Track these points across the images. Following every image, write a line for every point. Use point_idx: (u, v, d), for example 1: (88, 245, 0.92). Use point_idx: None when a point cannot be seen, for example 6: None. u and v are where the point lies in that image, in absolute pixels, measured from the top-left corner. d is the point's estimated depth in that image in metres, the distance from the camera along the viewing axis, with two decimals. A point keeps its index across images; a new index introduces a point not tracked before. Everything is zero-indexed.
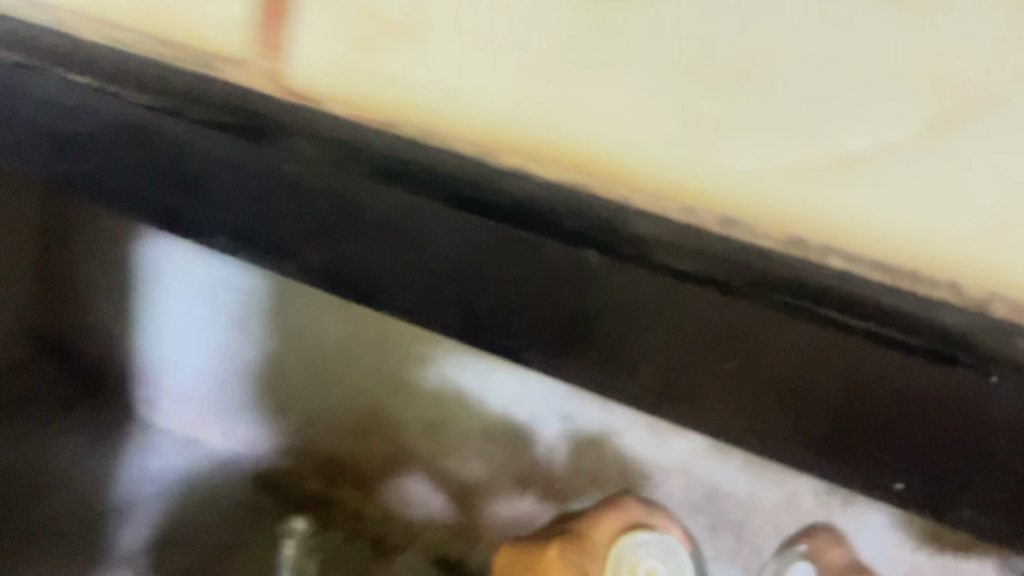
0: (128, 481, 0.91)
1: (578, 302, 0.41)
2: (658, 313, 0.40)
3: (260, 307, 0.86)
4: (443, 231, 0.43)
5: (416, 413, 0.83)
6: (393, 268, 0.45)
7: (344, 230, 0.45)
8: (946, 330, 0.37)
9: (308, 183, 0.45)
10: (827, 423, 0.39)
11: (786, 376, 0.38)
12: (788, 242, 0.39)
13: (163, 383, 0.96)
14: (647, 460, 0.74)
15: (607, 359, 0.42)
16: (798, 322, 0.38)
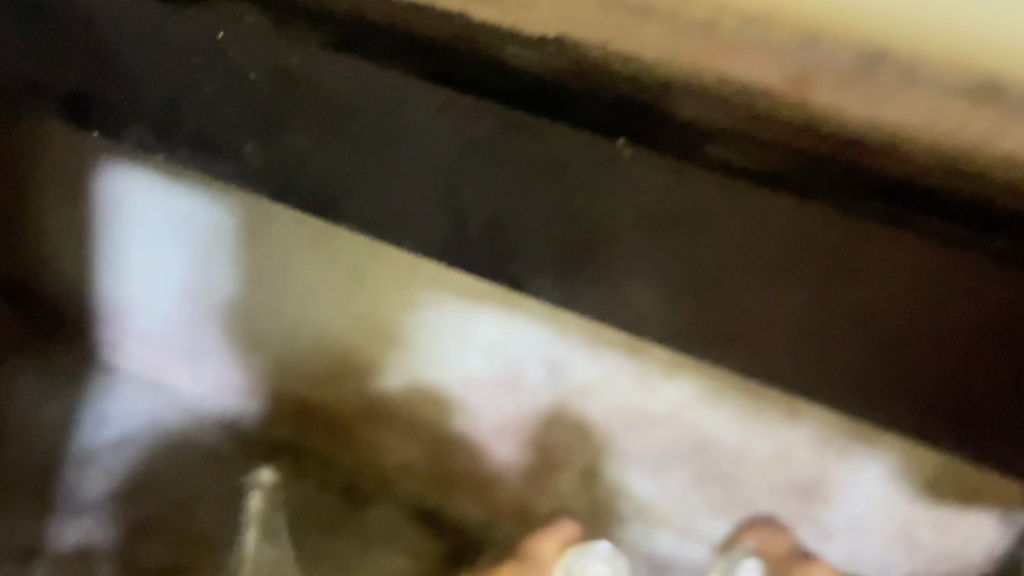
0: (87, 428, 0.86)
1: (613, 209, 0.38)
2: (697, 215, 0.37)
3: (228, 247, 0.81)
4: (479, 136, 0.39)
5: (392, 358, 0.79)
6: (393, 180, 0.42)
7: (321, 124, 0.42)
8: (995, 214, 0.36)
9: (273, 74, 0.42)
10: (883, 341, 0.36)
11: (830, 283, 0.36)
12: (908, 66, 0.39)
13: (130, 324, 0.91)
14: (635, 408, 0.71)
15: (644, 270, 0.39)
16: (850, 225, 0.35)
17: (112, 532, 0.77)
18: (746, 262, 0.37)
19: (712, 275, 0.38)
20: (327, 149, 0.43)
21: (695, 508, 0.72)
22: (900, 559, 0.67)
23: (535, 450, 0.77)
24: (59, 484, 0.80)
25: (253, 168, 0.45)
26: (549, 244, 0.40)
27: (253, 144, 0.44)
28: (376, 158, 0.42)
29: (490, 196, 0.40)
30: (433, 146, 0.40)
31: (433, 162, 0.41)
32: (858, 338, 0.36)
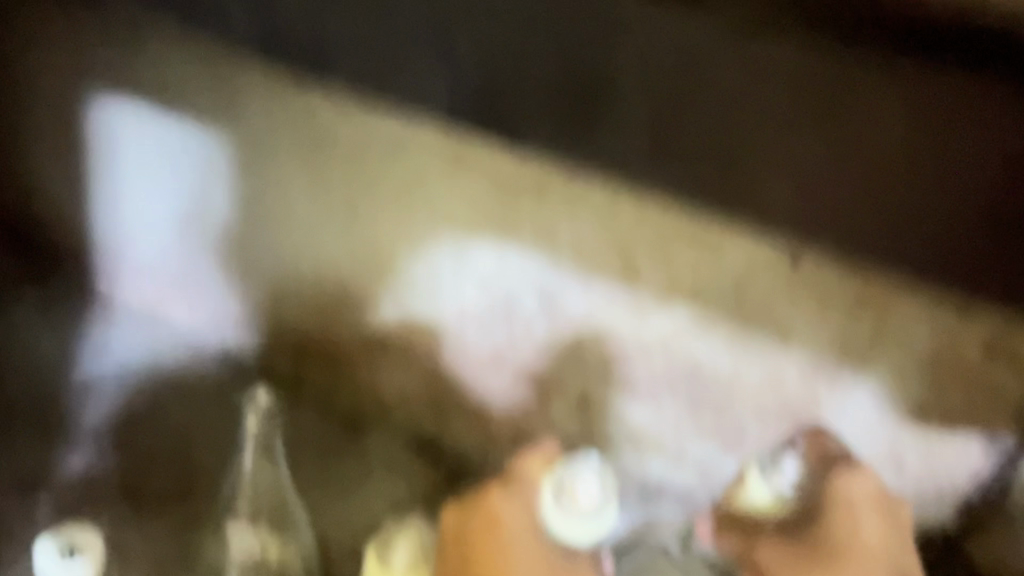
0: (87, 360, 0.86)
1: (603, 53, 0.34)
2: (682, 56, 0.33)
3: (223, 180, 0.80)
4: None
5: (387, 290, 0.79)
6: (402, 25, 0.37)
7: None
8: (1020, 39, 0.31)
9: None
10: (891, 195, 0.32)
11: (832, 128, 0.32)
12: None
13: (123, 258, 0.91)
14: (628, 337, 0.71)
15: (646, 136, 0.35)
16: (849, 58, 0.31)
17: (113, 459, 0.78)
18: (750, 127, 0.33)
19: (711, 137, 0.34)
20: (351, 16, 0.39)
21: (687, 433, 0.73)
22: (888, 483, 0.68)
23: (529, 380, 0.77)
24: (58, 413, 0.81)
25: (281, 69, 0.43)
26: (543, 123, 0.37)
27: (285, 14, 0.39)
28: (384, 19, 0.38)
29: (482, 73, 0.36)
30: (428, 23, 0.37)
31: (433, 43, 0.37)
32: (864, 186, 0.32)
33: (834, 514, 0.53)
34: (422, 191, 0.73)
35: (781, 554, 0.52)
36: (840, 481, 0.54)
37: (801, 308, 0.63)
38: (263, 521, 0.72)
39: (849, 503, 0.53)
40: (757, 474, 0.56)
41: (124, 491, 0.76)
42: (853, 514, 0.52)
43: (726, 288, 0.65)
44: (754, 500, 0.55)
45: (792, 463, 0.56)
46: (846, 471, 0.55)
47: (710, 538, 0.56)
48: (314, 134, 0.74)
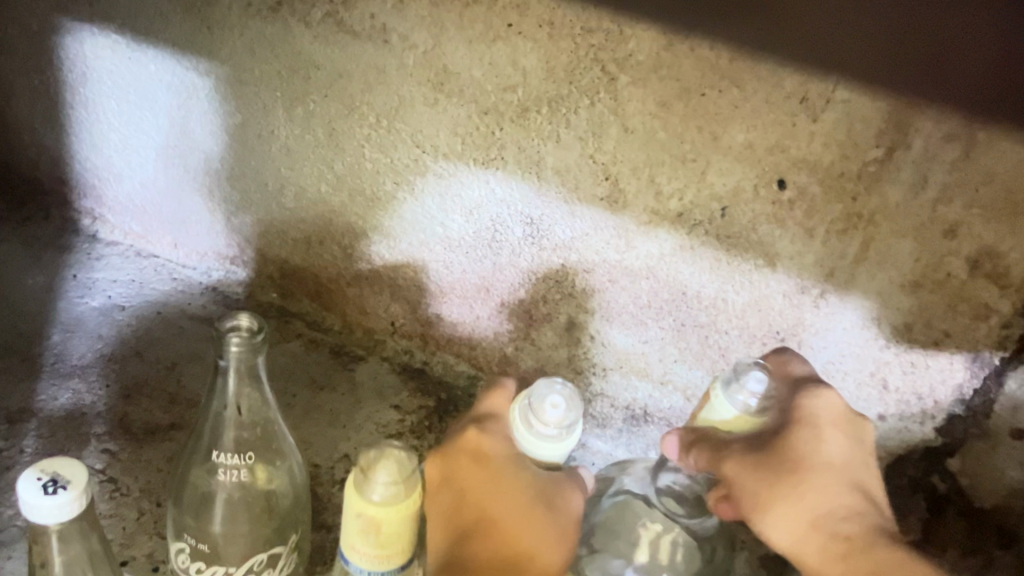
0: (74, 295, 0.87)
1: None
2: None
3: (202, 110, 0.79)
4: None
5: (372, 221, 0.79)
6: None
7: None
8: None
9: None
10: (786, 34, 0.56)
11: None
12: None
13: (103, 193, 0.89)
14: (613, 264, 0.71)
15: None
16: None
17: (106, 394, 0.78)
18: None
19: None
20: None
21: (671, 358, 0.74)
22: (872, 405, 0.69)
23: (516, 309, 0.77)
24: (48, 351, 0.81)
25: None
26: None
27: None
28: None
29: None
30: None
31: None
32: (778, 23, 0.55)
33: (798, 428, 0.54)
34: (404, 119, 0.71)
35: (750, 460, 0.52)
36: (804, 399, 0.56)
37: (787, 230, 0.63)
38: (247, 452, 0.62)
39: (813, 419, 0.54)
40: (723, 388, 0.53)
41: (114, 423, 0.76)
42: (816, 431, 0.54)
43: (712, 213, 0.65)
44: (724, 416, 0.53)
45: (758, 375, 0.53)
46: (812, 390, 0.56)
47: (677, 454, 0.56)
48: (294, 61, 0.72)
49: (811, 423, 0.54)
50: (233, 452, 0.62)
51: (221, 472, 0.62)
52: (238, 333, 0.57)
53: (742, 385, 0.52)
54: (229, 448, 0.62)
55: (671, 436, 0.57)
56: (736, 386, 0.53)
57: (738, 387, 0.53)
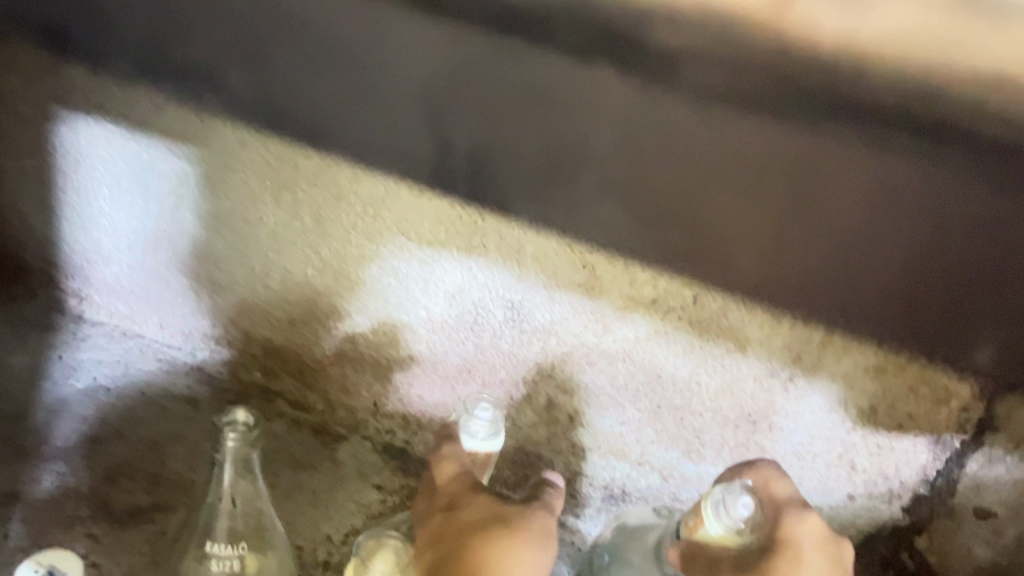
0: (59, 376, 0.88)
1: (462, 120, 0.53)
2: (581, 122, 0.50)
3: (192, 197, 0.81)
4: (389, 105, 0.54)
5: (356, 303, 0.81)
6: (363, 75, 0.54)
7: (328, 66, 0.54)
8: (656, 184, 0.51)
9: (314, 38, 0.53)
10: (660, 224, 0.53)
11: (650, 192, 0.52)
12: (665, 152, 0.50)
13: (91, 275, 0.91)
14: (591, 346, 0.74)
15: (516, 165, 0.54)
16: (675, 159, 0.50)
17: (90, 477, 0.79)
18: (598, 116, 0.50)
19: (571, 123, 0.51)
20: (355, 103, 0.55)
21: (648, 438, 0.76)
22: (842, 484, 0.71)
23: (497, 388, 0.79)
24: (32, 434, 0.82)
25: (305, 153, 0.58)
26: (464, 92, 0.52)
27: (310, 89, 0.56)
28: (375, 83, 0.54)
29: (413, 94, 0.53)
30: (452, 54, 0.51)
31: (434, 64, 0.52)
32: (672, 209, 0.52)
33: (782, 555, 0.55)
34: (389, 208, 0.74)
35: None
36: (791, 521, 0.57)
37: (757, 319, 0.66)
38: (241, 542, 0.65)
39: (797, 545, 0.56)
40: (712, 508, 0.55)
41: (97, 505, 0.77)
42: (799, 557, 0.56)
43: (685, 299, 0.68)
44: (711, 537, 0.55)
45: (746, 500, 0.55)
46: (798, 512, 0.58)
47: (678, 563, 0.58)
48: (282, 152, 0.75)
49: (792, 548, 0.56)
50: (227, 543, 0.64)
51: (215, 563, 0.64)
52: (235, 429, 0.60)
53: (729, 514, 0.54)
54: (223, 538, 0.65)
55: (678, 553, 0.58)
56: (722, 512, 0.54)
57: (723, 512, 0.54)
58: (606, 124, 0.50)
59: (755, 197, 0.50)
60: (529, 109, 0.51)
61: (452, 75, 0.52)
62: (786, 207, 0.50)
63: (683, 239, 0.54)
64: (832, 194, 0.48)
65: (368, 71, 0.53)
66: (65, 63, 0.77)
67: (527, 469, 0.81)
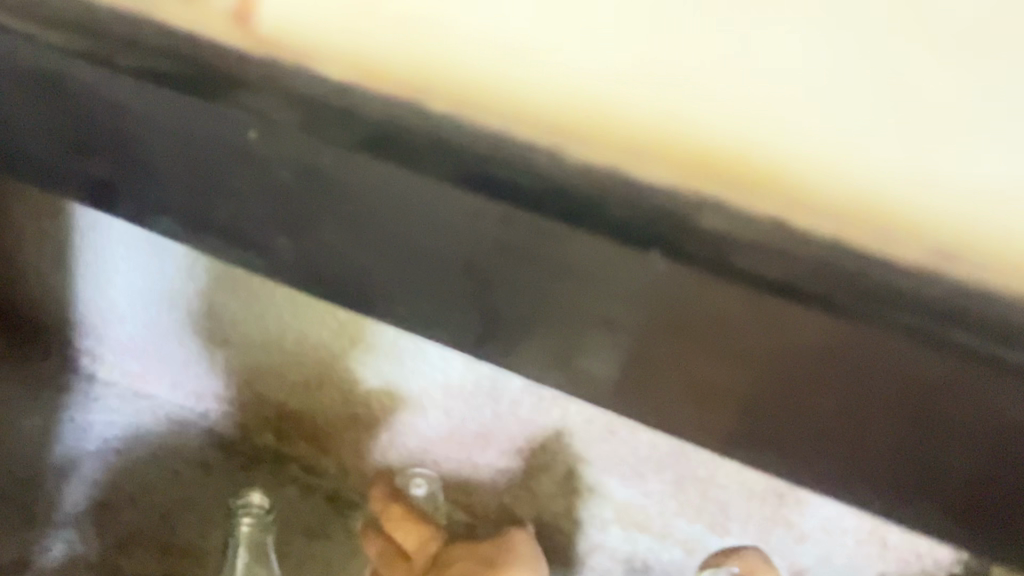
0: (69, 438, 0.86)
1: (510, 291, 0.43)
2: (613, 296, 0.41)
3: (206, 261, 0.81)
4: (417, 248, 0.43)
5: (371, 365, 0.79)
6: (401, 234, 0.43)
7: (341, 216, 0.44)
8: (703, 341, 0.40)
9: (325, 186, 0.43)
10: (712, 382, 0.42)
11: (696, 349, 0.41)
12: (711, 320, 0.40)
13: (105, 333, 0.90)
14: (613, 417, 0.71)
15: (544, 332, 0.44)
16: (757, 315, 0.39)
17: (98, 547, 0.78)
18: (634, 304, 0.41)
19: (613, 309, 0.41)
20: (373, 258, 0.45)
21: (671, 512, 0.74)
22: (874, 560, 0.69)
23: (515, 454, 0.78)
24: (43, 498, 0.81)
25: (300, 259, 0.47)
26: (465, 269, 0.43)
27: (354, 252, 0.45)
28: (389, 230, 0.43)
29: (421, 257, 0.44)
30: (471, 234, 0.42)
31: (464, 240, 0.42)
32: (722, 371, 0.41)
33: None
34: None
35: None
36: None
37: None
38: None
39: None
40: None
41: None
42: None
43: None
44: None
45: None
46: None
47: None
48: None
49: None
50: None
51: None
52: None
53: None
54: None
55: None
56: None
57: None
58: (654, 312, 0.40)
59: (834, 386, 0.39)
60: (563, 281, 0.41)
61: (465, 244, 0.42)
62: (851, 416, 0.40)
63: (738, 408, 0.42)
64: (945, 407, 0.38)
65: (422, 222, 0.42)
66: None
67: (547, 538, 0.80)
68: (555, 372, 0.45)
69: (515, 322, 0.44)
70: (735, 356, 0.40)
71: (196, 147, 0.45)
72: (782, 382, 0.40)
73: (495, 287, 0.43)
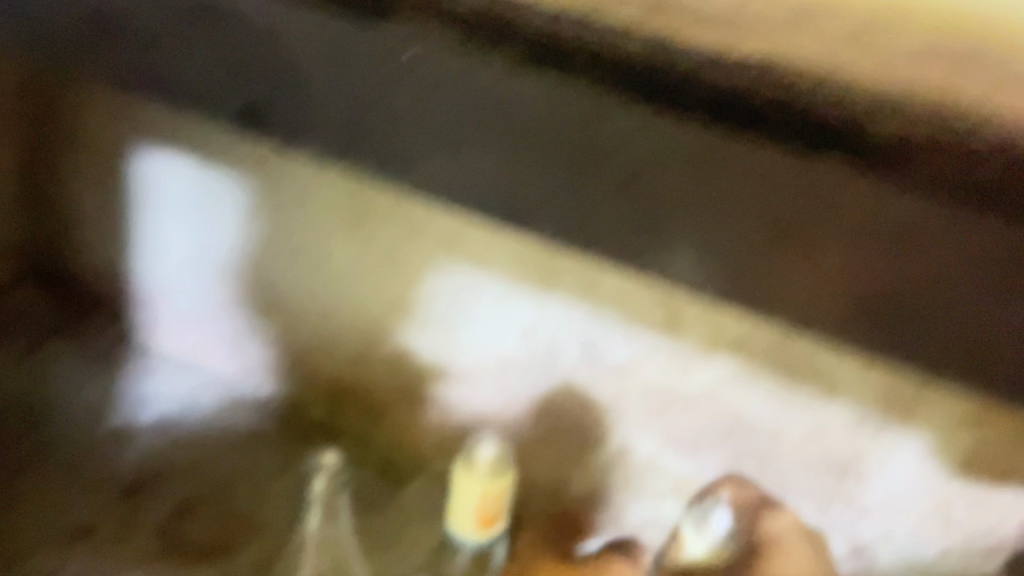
0: (127, 407, 0.87)
1: (695, 207, 0.37)
2: (756, 188, 0.36)
3: (263, 230, 0.83)
4: (568, 154, 0.38)
5: (426, 337, 0.80)
6: (521, 131, 0.38)
7: (507, 137, 0.38)
8: (853, 240, 0.35)
9: (489, 111, 0.38)
10: (853, 288, 0.36)
11: (848, 247, 0.35)
12: (865, 213, 0.34)
13: (159, 306, 0.92)
14: (670, 388, 0.72)
15: (706, 251, 0.38)
16: (908, 209, 0.34)
17: (157, 512, 0.78)
18: (759, 187, 0.36)
19: (738, 200, 0.36)
20: (517, 175, 0.39)
21: None
22: (935, 541, 0.68)
23: (570, 429, 0.77)
24: (103, 464, 0.81)
25: (447, 194, 0.41)
26: (581, 167, 0.38)
27: (530, 181, 0.39)
28: (498, 125, 0.38)
29: (552, 153, 0.38)
30: (633, 140, 0.36)
31: (608, 143, 0.37)
32: (862, 271, 0.35)
33: None
34: (464, 242, 0.75)
35: None
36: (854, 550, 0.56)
37: (849, 361, 0.64)
38: None
39: None
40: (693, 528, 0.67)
41: (167, 541, 0.76)
42: None
43: (772, 340, 0.66)
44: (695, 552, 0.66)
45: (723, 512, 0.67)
46: None
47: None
48: (358, 185, 0.77)
49: None
50: None
51: None
52: None
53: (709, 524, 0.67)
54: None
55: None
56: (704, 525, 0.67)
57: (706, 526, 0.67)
58: (777, 196, 0.35)
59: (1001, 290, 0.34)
60: (723, 182, 0.36)
61: (585, 145, 0.37)
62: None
63: (896, 318, 0.36)
64: None
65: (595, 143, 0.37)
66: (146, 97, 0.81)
67: (598, 514, 0.79)
68: (652, 250, 0.38)
69: (649, 220, 0.38)
70: (893, 254, 0.34)
71: (356, 71, 0.40)
72: (941, 283, 0.34)
73: (627, 184, 0.37)
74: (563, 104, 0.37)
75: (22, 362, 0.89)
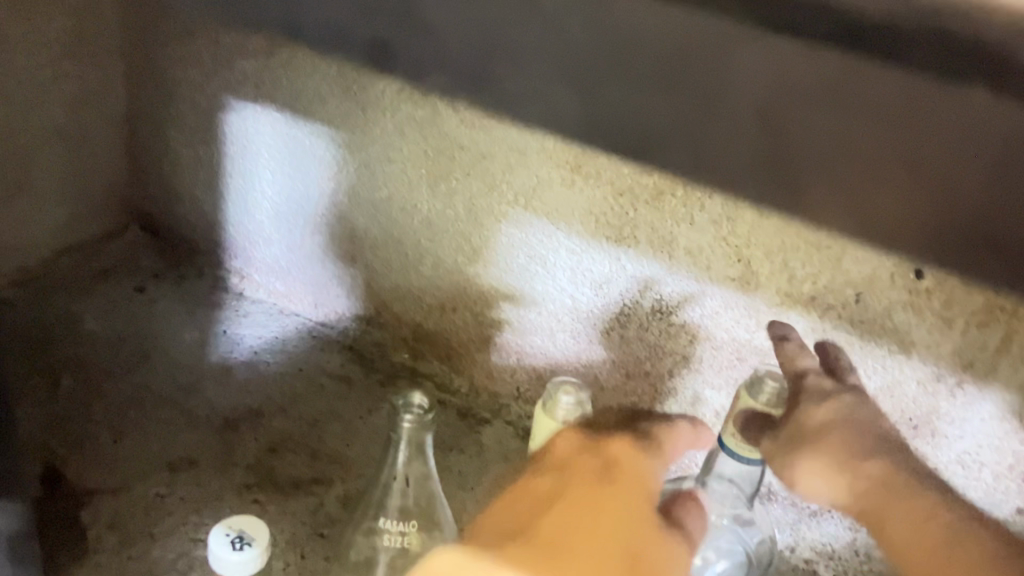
0: (223, 349, 0.92)
1: (798, 134, 0.31)
2: (852, 99, 0.30)
3: (348, 183, 0.86)
4: (658, 64, 0.32)
5: (503, 289, 0.83)
6: (648, 65, 0.32)
7: (624, 68, 0.33)
8: (956, 156, 0.29)
9: (608, 36, 0.32)
10: (946, 216, 0.30)
11: (944, 169, 0.29)
12: (971, 133, 0.29)
13: (251, 253, 0.96)
14: (742, 342, 0.73)
15: (766, 170, 0.32)
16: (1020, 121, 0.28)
17: (251, 447, 0.83)
18: (852, 103, 0.30)
19: (828, 114, 0.30)
20: (627, 98, 0.33)
21: None
22: (1010, 502, 0.67)
23: (643, 380, 0.79)
24: (202, 401, 0.86)
25: (578, 126, 0.34)
26: (667, 78, 0.32)
27: (633, 114, 0.33)
28: (602, 49, 0.33)
29: (647, 72, 0.32)
30: (733, 60, 0.31)
31: (690, 64, 0.32)
32: (963, 195, 0.29)
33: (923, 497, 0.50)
34: (541, 197, 0.77)
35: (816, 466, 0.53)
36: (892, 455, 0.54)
37: (925, 319, 0.65)
38: (412, 520, 0.68)
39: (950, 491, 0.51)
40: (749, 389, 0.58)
41: (261, 476, 0.80)
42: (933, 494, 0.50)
43: (847, 297, 0.67)
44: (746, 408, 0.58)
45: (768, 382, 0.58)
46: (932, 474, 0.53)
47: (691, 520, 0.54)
48: (440, 139, 0.80)
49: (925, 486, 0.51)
50: (397, 519, 0.68)
51: (385, 537, 0.67)
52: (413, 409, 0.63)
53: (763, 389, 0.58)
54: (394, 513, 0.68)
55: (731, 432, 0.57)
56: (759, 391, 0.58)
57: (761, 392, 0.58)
58: (877, 104, 0.29)
59: None
60: (816, 101, 0.30)
61: (647, 56, 0.32)
62: None
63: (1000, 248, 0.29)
64: None
65: (706, 71, 0.32)
66: (241, 54, 0.86)
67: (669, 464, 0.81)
68: (702, 162, 0.33)
69: (739, 141, 0.32)
70: (1002, 174, 0.28)
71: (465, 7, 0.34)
72: None
73: (716, 103, 0.32)
74: (694, 29, 0.31)
75: (128, 305, 0.96)
